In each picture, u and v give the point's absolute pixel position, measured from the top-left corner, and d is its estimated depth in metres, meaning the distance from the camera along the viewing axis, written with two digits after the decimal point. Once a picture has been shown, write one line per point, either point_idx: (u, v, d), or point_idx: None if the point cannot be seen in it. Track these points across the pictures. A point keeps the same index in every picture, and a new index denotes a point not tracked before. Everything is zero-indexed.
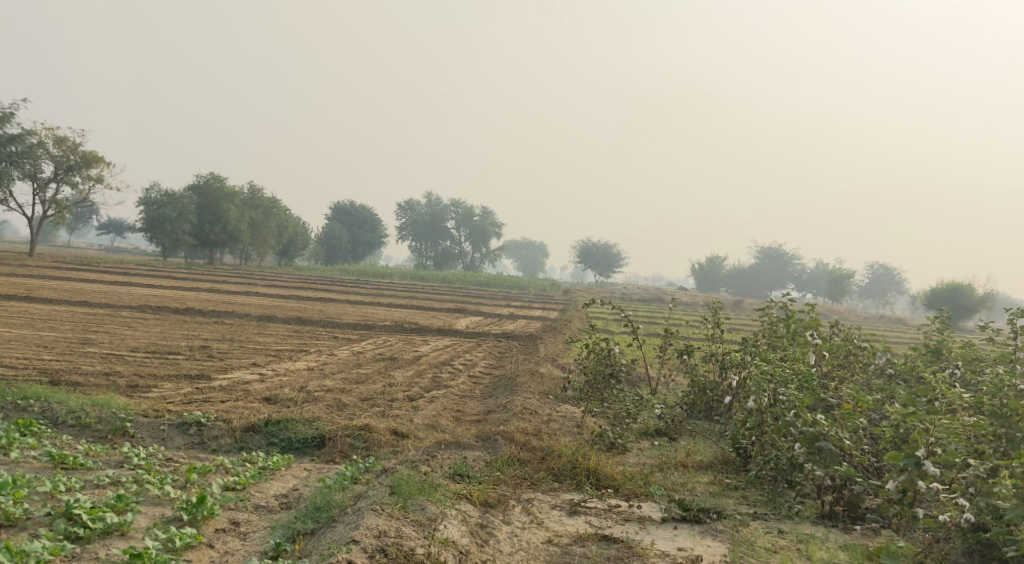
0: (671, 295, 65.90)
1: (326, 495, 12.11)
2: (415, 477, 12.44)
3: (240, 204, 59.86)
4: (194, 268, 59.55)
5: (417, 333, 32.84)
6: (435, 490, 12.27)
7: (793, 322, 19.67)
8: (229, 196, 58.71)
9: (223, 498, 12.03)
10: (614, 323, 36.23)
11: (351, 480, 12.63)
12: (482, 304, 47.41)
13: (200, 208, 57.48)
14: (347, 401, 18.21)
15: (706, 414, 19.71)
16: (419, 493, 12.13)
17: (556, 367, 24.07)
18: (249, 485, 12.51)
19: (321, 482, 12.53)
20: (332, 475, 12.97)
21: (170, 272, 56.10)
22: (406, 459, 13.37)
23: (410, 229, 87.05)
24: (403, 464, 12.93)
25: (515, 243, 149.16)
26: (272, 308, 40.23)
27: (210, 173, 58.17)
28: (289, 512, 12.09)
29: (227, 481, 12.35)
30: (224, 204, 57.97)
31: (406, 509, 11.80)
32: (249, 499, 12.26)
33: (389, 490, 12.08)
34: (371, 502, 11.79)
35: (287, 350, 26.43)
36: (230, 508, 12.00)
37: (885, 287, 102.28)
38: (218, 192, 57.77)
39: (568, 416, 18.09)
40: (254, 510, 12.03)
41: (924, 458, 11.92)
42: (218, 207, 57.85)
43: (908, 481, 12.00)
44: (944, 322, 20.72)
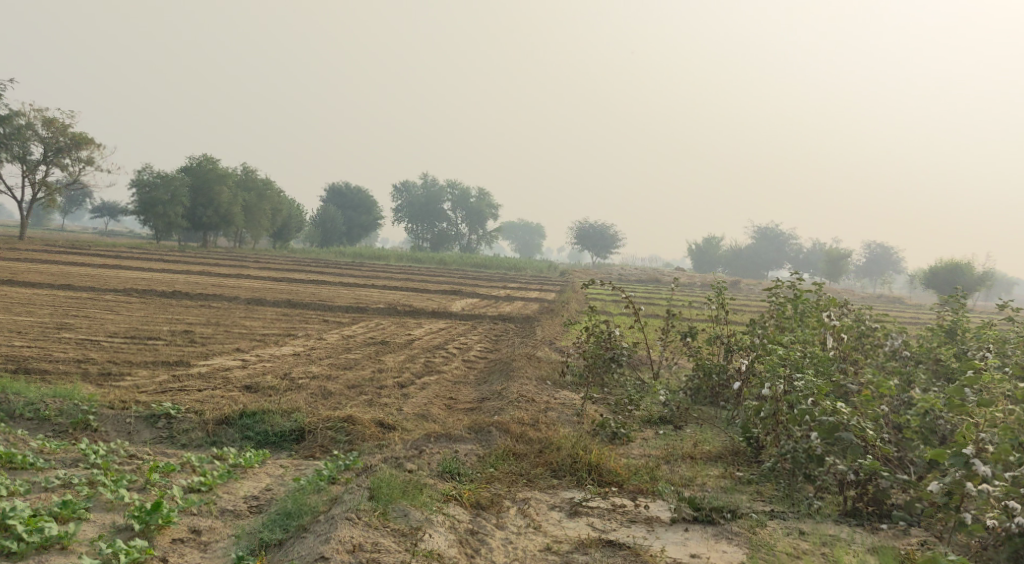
0: (670, 277, 64.83)
1: (299, 497, 11.10)
2: (398, 478, 11.41)
3: (233, 186, 58.61)
4: (186, 250, 58.42)
5: (411, 316, 31.80)
6: (422, 493, 11.23)
7: (802, 302, 18.63)
8: (222, 177, 57.46)
9: (184, 503, 11.01)
10: (613, 304, 35.19)
11: (328, 480, 11.60)
12: (477, 286, 46.34)
13: (193, 189, 56.25)
14: (333, 390, 17.17)
15: (711, 399, 18.62)
16: (402, 498, 11.08)
17: (554, 351, 23.10)
18: (216, 486, 11.47)
19: (295, 482, 11.51)
20: (309, 473, 11.94)
21: (162, 254, 54.98)
22: (390, 455, 12.32)
23: (406, 211, 85.89)
24: (387, 463, 11.96)
25: (512, 224, 148.12)
26: (263, 291, 39.19)
27: (202, 154, 56.85)
28: (257, 518, 11.07)
29: (191, 483, 11.32)
30: (217, 185, 56.75)
31: (387, 517, 10.81)
32: (214, 503, 11.23)
33: (367, 494, 11.06)
34: (347, 509, 10.79)
35: (274, 334, 25.40)
36: (192, 514, 10.99)
37: (884, 268, 101.25)
38: (212, 174, 56.52)
39: (568, 403, 17.06)
40: (218, 516, 11.02)
41: (974, 458, 10.99)
42: (211, 188, 56.62)
43: (955, 482, 10.99)
44: (958, 302, 19.68)
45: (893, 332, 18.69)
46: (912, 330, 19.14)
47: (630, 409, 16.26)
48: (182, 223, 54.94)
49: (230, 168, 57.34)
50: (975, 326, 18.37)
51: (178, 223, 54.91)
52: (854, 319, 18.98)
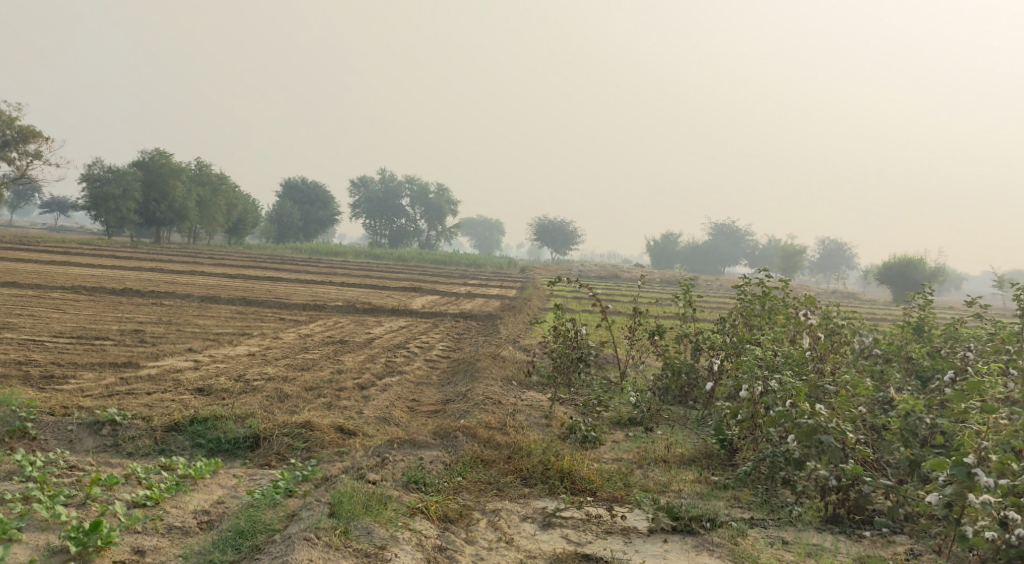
0: (630, 273, 64.51)
1: (253, 513, 10.44)
2: (360, 490, 10.77)
3: (187, 181, 57.33)
4: (139, 247, 57.08)
5: (370, 314, 31.04)
6: (384, 507, 10.61)
7: (770, 299, 18.17)
8: (176, 172, 56.17)
9: (128, 521, 10.28)
10: (575, 301, 34.66)
11: (284, 493, 10.95)
12: (437, 283, 45.63)
13: (145, 184, 54.95)
14: (290, 392, 16.44)
15: (680, 399, 18.13)
16: (364, 514, 10.45)
17: (518, 349, 22.53)
18: (163, 501, 10.74)
19: (250, 496, 10.83)
20: (264, 484, 11.26)
21: (113, 251, 53.63)
22: (351, 464, 11.67)
23: (363, 207, 84.86)
24: (348, 473, 11.34)
25: (470, 220, 147.43)
26: (217, 288, 38.20)
27: (154, 149, 55.57)
28: (207, 535, 10.37)
29: (136, 497, 10.59)
30: (171, 180, 55.47)
31: (348, 535, 10.18)
32: (161, 519, 10.51)
33: (327, 510, 10.43)
34: (305, 528, 10.14)
35: (229, 334, 24.55)
36: (136, 533, 10.26)
37: (838, 263, 101.95)
38: (165, 168, 55.24)
39: (536, 405, 16.48)
40: (165, 534, 10.31)
41: (976, 467, 10.49)
42: (164, 183, 55.33)
43: (957, 494, 10.54)
44: (925, 298, 19.36)
45: (864, 328, 18.30)
46: (881, 327, 18.78)
47: (599, 411, 15.72)
48: (134, 219, 53.65)
49: (183, 162, 56.08)
50: (945, 323, 18.05)
51: (130, 219, 53.62)
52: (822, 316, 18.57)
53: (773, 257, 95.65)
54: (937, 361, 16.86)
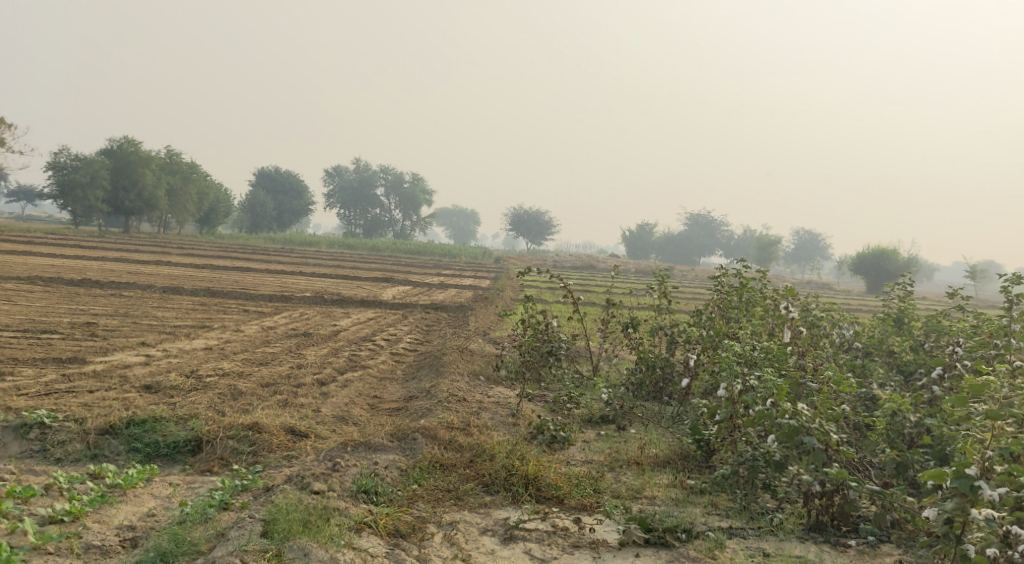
0: (605, 263, 63.80)
1: (179, 533, 9.72)
2: (301, 505, 10.07)
3: (157, 169, 55.99)
4: (105, 236, 55.84)
5: (337, 305, 30.11)
6: (329, 521, 9.84)
7: (747, 291, 17.45)
8: (145, 160, 54.83)
9: (39, 541, 9.48)
10: (548, 292, 33.85)
11: (219, 506, 10.21)
12: (409, 273, 44.71)
13: (113, 173, 53.64)
14: (244, 389, 15.58)
15: (654, 395, 17.35)
16: (304, 531, 9.68)
17: (488, 342, 21.71)
18: (84, 515, 9.97)
19: (180, 510, 10.10)
20: (199, 495, 10.49)
21: (78, 240, 52.37)
22: (298, 471, 10.85)
23: (337, 197, 83.68)
24: (293, 483, 10.55)
25: (446, 210, 146.47)
26: (182, 279, 37.10)
27: (124, 137, 54.29)
28: (130, 557, 9.64)
29: (52, 513, 9.80)
30: (140, 168, 54.13)
31: (281, 558, 9.44)
32: (78, 537, 9.73)
33: (260, 530, 9.74)
34: (231, 551, 9.44)
35: (187, 326, 23.60)
36: (49, 554, 9.49)
37: (812, 253, 101.84)
38: (133, 156, 53.91)
39: (503, 402, 15.67)
40: (81, 555, 9.55)
41: (980, 479, 9.79)
42: (133, 172, 53.99)
43: (958, 508, 9.82)
44: (904, 288, 18.72)
45: (844, 321, 17.59)
46: (862, 320, 18.07)
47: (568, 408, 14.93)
48: (102, 208, 52.40)
49: (152, 150, 54.74)
50: (927, 315, 17.37)
51: (98, 208, 52.36)
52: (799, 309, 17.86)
53: (748, 248, 95.22)
54: (920, 355, 16.16)
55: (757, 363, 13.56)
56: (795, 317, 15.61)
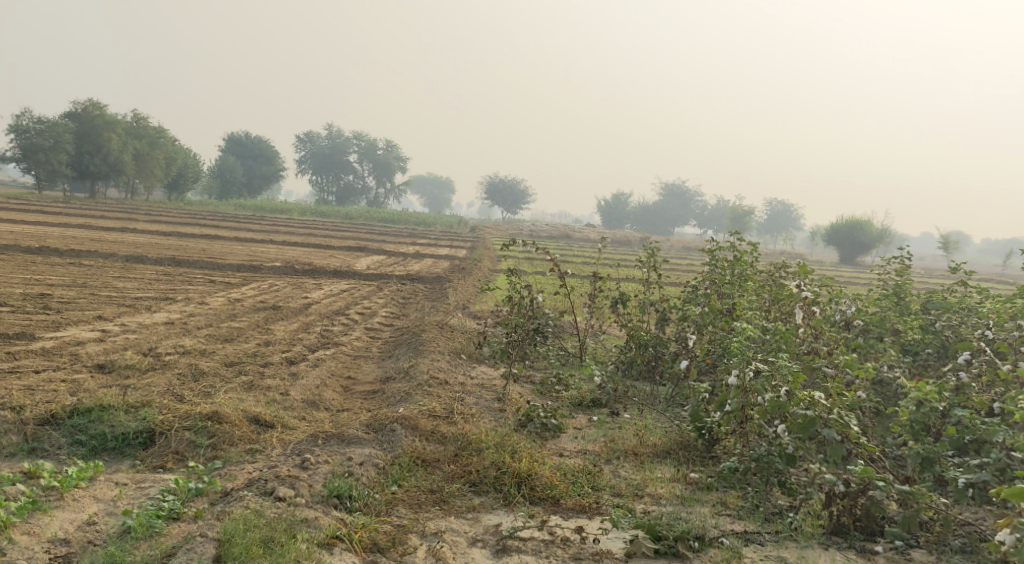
0: (582, 233, 62.78)
1: (119, 553, 9.04)
2: (262, 519, 9.41)
3: (124, 133, 54.12)
4: (72, 201, 54.13)
5: (309, 275, 28.88)
6: (294, 538, 9.27)
7: (740, 265, 16.26)
8: (111, 124, 52.96)
9: None
10: (528, 264, 32.62)
11: (169, 517, 9.47)
12: (383, 242, 43.43)
13: (77, 137, 51.78)
14: (206, 369, 14.43)
15: (647, 374, 16.22)
16: (262, 551, 9.13)
17: (468, 317, 20.61)
18: (11, 526, 9.18)
19: (125, 521, 9.36)
20: (146, 499, 9.70)
21: (41, 205, 50.58)
22: (261, 474, 10.09)
23: (310, 163, 81.84)
24: (257, 487, 9.83)
25: (421, 178, 144.72)
26: (147, 247, 35.61)
27: (88, 99, 52.38)
28: None
29: None
30: (105, 132, 52.25)
31: None
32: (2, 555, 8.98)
33: (214, 550, 9.13)
34: None
35: (148, 299, 22.29)
36: None
37: (786, 225, 101.17)
38: (98, 120, 52.03)
39: (486, 384, 14.55)
40: None
41: None
42: (98, 136, 52.12)
43: None
44: (903, 264, 17.48)
45: (843, 297, 16.23)
46: (862, 295, 16.67)
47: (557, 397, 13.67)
48: (68, 172, 50.51)
49: (118, 114, 52.86)
50: (934, 293, 16.29)
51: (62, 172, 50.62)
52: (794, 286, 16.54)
53: (723, 218, 94.30)
54: (929, 335, 15.11)
55: (765, 350, 12.67)
56: (808, 297, 14.06)
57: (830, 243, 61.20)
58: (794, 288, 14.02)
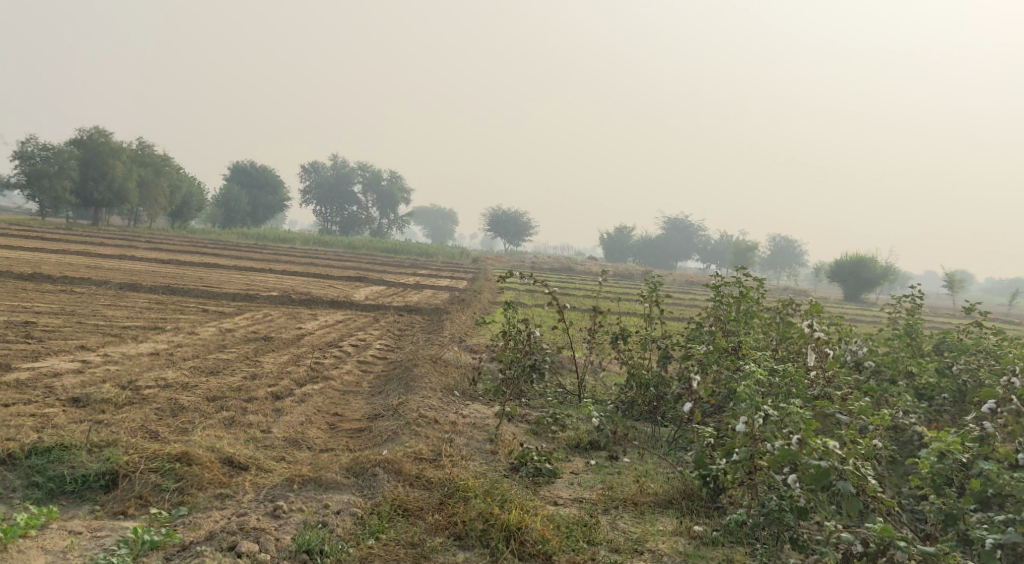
0: (584, 266, 62.29)
1: None
2: None
3: (128, 161, 53.61)
4: (74, 228, 53.60)
5: (305, 305, 28.25)
6: None
7: (746, 301, 15.57)
8: (116, 151, 52.45)
9: None
10: (528, 296, 31.97)
11: None
12: (384, 272, 42.84)
13: (82, 164, 51.27)
14: (185, 403, 13.73)
15: (648, 415, 15.51)
16: None
17: (464, 351, 19.97)
18: None
19: None
20: (98, 549, 9.69)
21: (42, 231, 49.99)
22: (224, 525, 10.08)
23: (314, 193, 81.37)
24: (215, 542, 9.86)
25: (424, 209, 144.38)
26: (142, 275, 34.95)
27: (94, 127, 51.89)
28: None
29: None
30: (110, 160, 51.72)
31: None
32: None
33: None
34: None
35: (136, 328, 21.61)
36: None
37: (789, 261, 100.57)
38: (104, 148, 51.53)
39: (479, 424, 13.82)
40: None
41: None
42: (103, 163, 51.58)
43: None
44: (914, 304, 16.82)
45: (853, 337, 15.53)
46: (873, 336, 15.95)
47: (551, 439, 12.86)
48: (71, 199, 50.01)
49: (124, 141, 52.35)
50: (949, 334, 15.59)
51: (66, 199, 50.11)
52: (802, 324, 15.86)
53: (726, 253, 93.74)
54: (945, 379, 14.39)
55: (775, 395, 11.92)
56: (821, 338, 13.37)
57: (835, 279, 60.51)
58: (806, 329, 13.28)
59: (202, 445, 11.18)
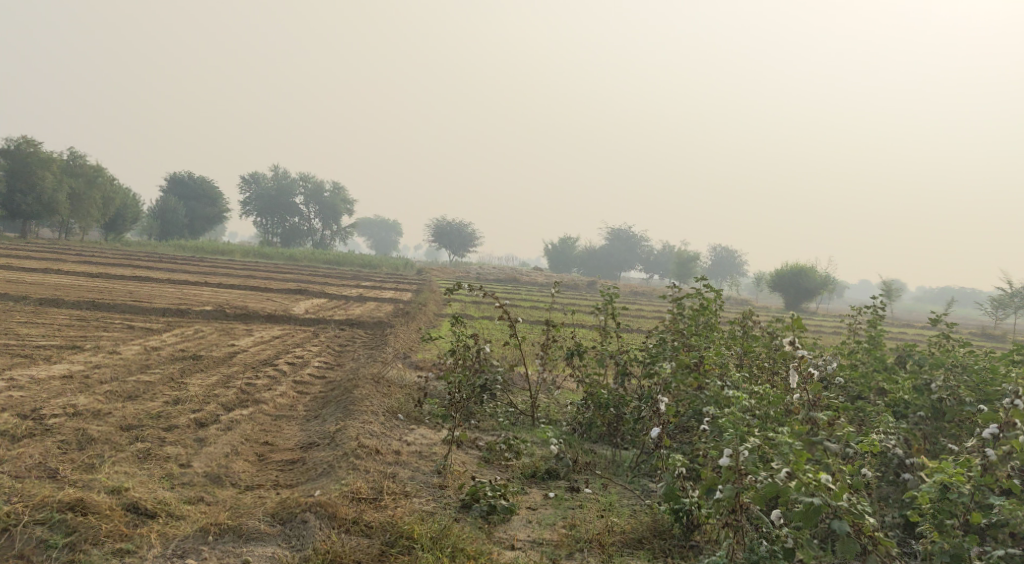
0: (529, 276, 61.10)
1: None
2: None
3: (58, 172, 51.26)
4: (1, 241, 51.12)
5: (240, 320, 26.65)
6: None
7: (707, 313, 14.39)
8: (45, 161, 50.11)
9: None
10: (475, 309, 30.68)
11: None
12: (325, 284, 41.27)
13: (9, 175, 48.87)
14: (95, 434, 12.22)
15: (607, 439, 14.36)
16: None
17: (410, 369, 18.66)
18: None
19: None
20: None
21: None
22: None
23: (255, 205, 79.29)
24: None
25: (367, 221, 142.27)
26: (68, 290, 32.99)
27: (22, 136, 49.53)
28: None
29: None
30: (39, 170, 49.37)
31: None
32: None
33: None
34: None
35: (51, 348, 19.92)
36: None
37: (731, 271, 100.37)
38: (33, 157, 49.18)
39: (425, 453, 12.50)
40: None
41: None
42: (32, 174, 49.22)
43: None
44: (877, 315, 15.75)
45: (823, 350, 14.32)
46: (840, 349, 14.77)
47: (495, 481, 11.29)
48: None
49: (54, 151, 50.03)
50: (920, 347, 14.48)
51: None
52: (767, 335, 14.63)
53: (669, 263, 93.20)
54: (922, 396, 13.04)
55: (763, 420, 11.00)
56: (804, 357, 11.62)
57: (778, 289, 59.95)
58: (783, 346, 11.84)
59: (106, 486, 10.58)
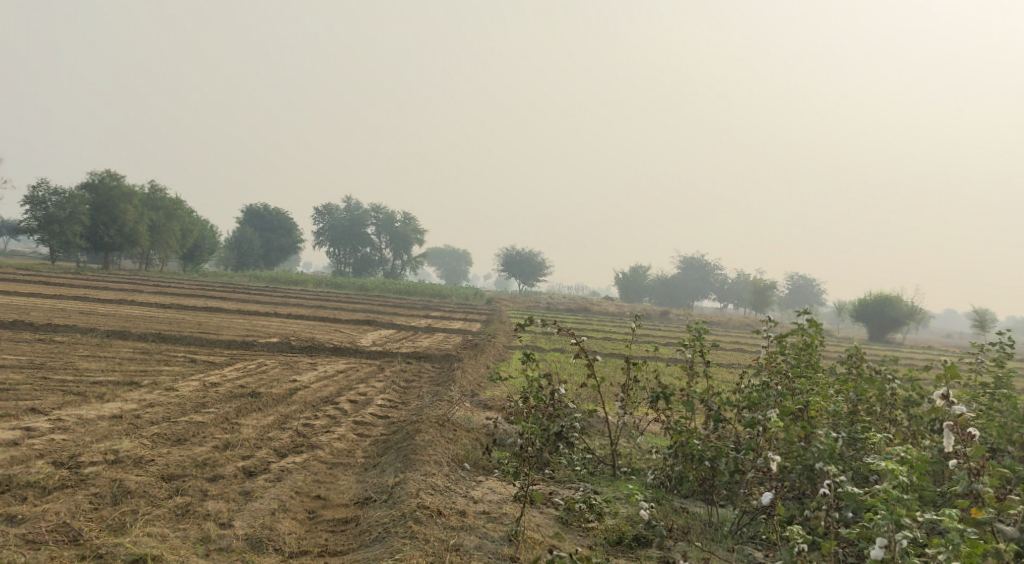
0: (603, 306, 59.46)
1: None
2: None
3: (139, 204, 50.75)
4: (82, 272, 50.94)
5: (305, 353, 25.52)
6: None
7: (811, 352, 12.67)
8: (127, 194, 49.68)
9: None
10: (547, 341, 29.18)
11: None
12: (395, 314, 40.18)
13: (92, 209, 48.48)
14: (132, 485, 11.00)
15: (697, 494, 12.73)
16: None
17: (478, 409, 17.26)
18: None
19: None
20: None
21: (49, 274, 47.24)
22: None
23: (329, 235, 78.98)
24: None
25: (440, 251, 142.12)
26: (138, 321, 32.30)
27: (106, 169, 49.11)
28: None
29: None
30: (121, 203, 48.88)
31: None
32: None
33: None
34: None
35: (107, 385, 18.87)
36: None
37: (809, 299, 97.27)
38: (115, 190, 48.71)
39: (493, 514, 11.09)
40: None
41: None
42: (114, 207, 48.76)
43: None
44: (1002, 353, 13.86)
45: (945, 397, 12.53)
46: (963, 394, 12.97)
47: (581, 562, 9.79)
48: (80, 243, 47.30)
49: (137, 183, 49.56)
50: None
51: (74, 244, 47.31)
52: (881, 379, 12.87)
53: (744, 293, 90.61)
54: None
55: (906, 500, 9.66)
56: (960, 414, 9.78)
57: (860, 317, 57.40)
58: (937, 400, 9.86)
59: (130, 553, 9.99)
